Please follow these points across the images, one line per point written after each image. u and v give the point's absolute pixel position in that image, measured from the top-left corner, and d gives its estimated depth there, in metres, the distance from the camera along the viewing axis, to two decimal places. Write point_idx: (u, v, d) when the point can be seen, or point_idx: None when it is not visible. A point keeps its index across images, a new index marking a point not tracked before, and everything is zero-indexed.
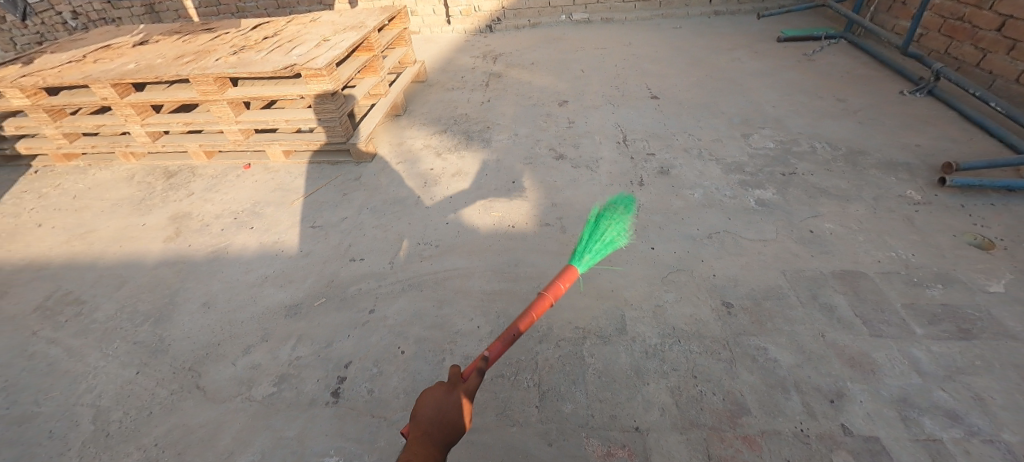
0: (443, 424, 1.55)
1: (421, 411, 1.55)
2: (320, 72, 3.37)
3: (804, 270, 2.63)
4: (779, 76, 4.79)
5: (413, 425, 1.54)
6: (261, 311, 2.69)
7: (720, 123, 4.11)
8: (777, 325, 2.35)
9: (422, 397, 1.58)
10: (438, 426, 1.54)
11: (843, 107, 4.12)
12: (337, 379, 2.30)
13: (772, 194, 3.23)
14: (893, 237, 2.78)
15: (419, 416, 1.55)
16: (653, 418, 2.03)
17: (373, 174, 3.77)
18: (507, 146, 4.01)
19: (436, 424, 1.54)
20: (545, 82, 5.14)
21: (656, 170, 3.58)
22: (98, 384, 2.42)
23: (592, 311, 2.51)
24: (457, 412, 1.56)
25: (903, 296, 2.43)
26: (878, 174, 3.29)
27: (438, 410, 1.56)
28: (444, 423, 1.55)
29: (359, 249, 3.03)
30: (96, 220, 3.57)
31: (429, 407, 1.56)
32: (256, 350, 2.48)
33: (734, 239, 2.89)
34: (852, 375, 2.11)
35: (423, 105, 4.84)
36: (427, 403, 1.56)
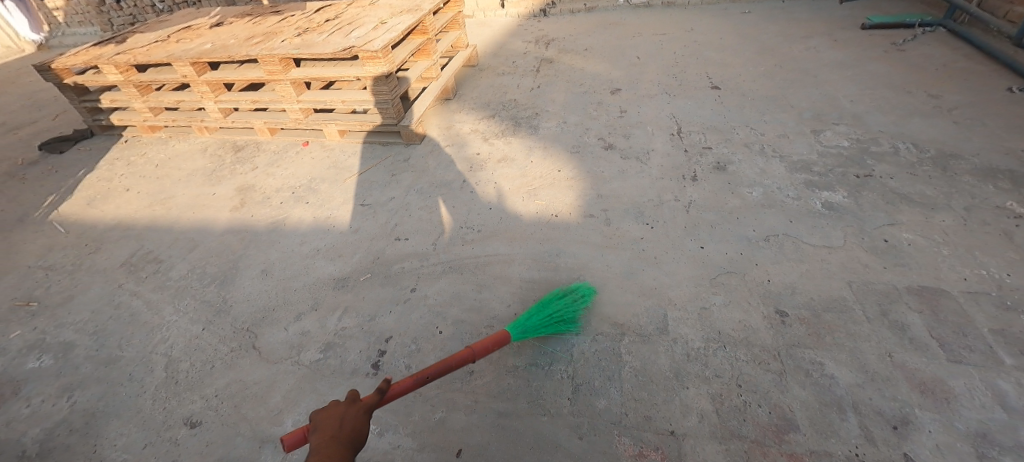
0: (350, 432, 1.46)
1: (326, 422, 1.46)
2: (377, 55, 3.44)
3: (873, 283, 2.40)
4: (861, 68, 4.36)
5: (319, 435, 1.43)
6: (312, 282, 2.83)
7: (788, 118, 3.81)
8: (837, 339, 2.17)
9: (321, 412, 1.49)
10: (343, 432, 1.45)
11: (936, 104, 3.69)
12: (378, 352, 2.39)
13: (843, 197, 2.96)
14: (985, 253, 2.47)
15: (324, 426, 1.45)
16: (691, 424, 1.95)
17: (422, 156, 3.84)
18: (555, 134, 3.95)
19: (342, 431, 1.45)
20: (599, 68, 4.98)
21: (712, 165, 3.39)
22: (170, 336, 2.65)
23: (633, 307, 2.43)
24: (361, 425, 1.49)
25: (992, 321, 2.16)
26: (973, 182, 2.92)
27: (343, 419, 1.48)
28: (350, 433, 1.46)
29: (405, 229, 3.11)
30: (175, 187, 3.90)
31: (332, 421, 1.47)
32: (306, 318, 2.62)
33: (795, 243, 2.69)
34: (922, 402, 1.91)
35: (474, 89, 4.85)
36: (327, 415, 1.48)
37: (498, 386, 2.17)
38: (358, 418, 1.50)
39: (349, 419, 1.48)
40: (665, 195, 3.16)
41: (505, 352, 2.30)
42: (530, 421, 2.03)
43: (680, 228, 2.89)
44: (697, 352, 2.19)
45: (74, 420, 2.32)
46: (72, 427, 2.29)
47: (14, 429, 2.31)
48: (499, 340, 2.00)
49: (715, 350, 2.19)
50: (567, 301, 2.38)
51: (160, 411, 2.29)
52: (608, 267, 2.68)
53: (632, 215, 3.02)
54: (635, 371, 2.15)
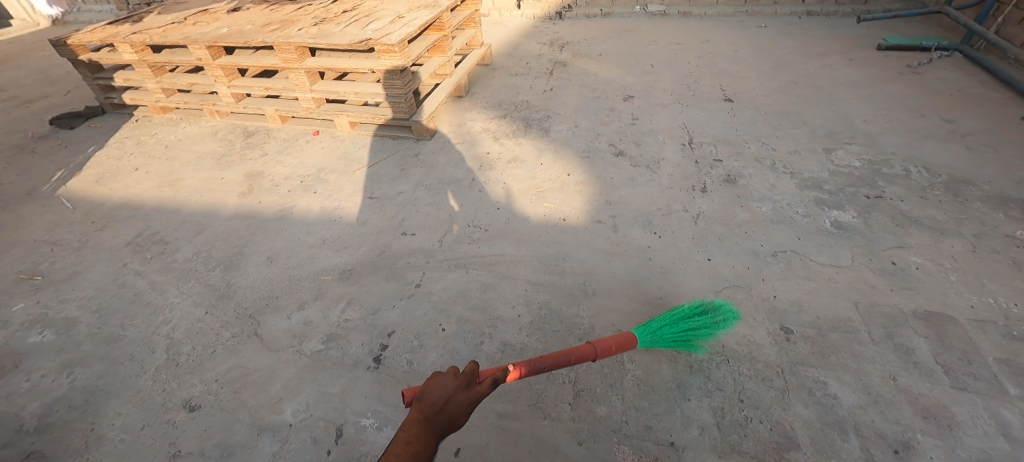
0: (445, 420, 1.38)
1: (432, 397, 1.39)
2: (393, 48, 3.44)
3: (879, 305, 2.40)
4: (875, 88, 4.35)
5: (414, 408, 1.37)
6: (316, 272, 2.83)
7: (801, 134, 3.80)
8: (841, 359, 2.16)
9: (433, 380, 1.43)
10: (441, 416, 1.38)
11: (949, 129, 3.68)
12: (380, 346, 2.39)
13: (852, 217, 2.96)
14: (994, 282, 2.46)
15: (426, 399, 1.39)
16: (691, 436, 1.94)
17: (433, 152, 3.83)
18: (567, 137, 3.94)
19: (439, 413, 1.38)
20: (613, 74, 4.98)
21: (723, 178, 3.38)
22: (172, 318, 2.66)
23: (637, 316, 2.43)
24: (461, 414, 1.41)
25: (998, 350, 2.15)
26: (984, 209, 2.92)
27: (445, 401, 1.40)
28: (446, 419, 1.38)
29: (412, 224, 3.11)
30: (184, 169, 3.91)
31: (440, 396, 1.40)
32: (310, 308, 2.62)
33: (802, 261, 2.68)
34: (925, 427, 1.91)
35: (487, 88, 4.86)
36: (434, 387, 1.41)
37: (500, 387, 2.17)
38: (462, 404, 1.41)
39: (453, 406, 1.40)
40: (674, 205, 3.15)
41: (507, 353, 2.30)
42: (529, 423, 2.03)
43: (688, 238, 2.88)
44: (700, 364, 2.19)
45: (74, 397, 2.32)
46: (71, 403, 2.29)
47: (13, 402, 2.32)
48: (624, 343, 1.96)
49: (717, 364, 2.19)
50: (707, 320, 2.25)
51: (159, 393, 2.29)
52: (614, 273, 2.68)
53: (640, 223, 3.01)
54: (637, 380, 2.15)
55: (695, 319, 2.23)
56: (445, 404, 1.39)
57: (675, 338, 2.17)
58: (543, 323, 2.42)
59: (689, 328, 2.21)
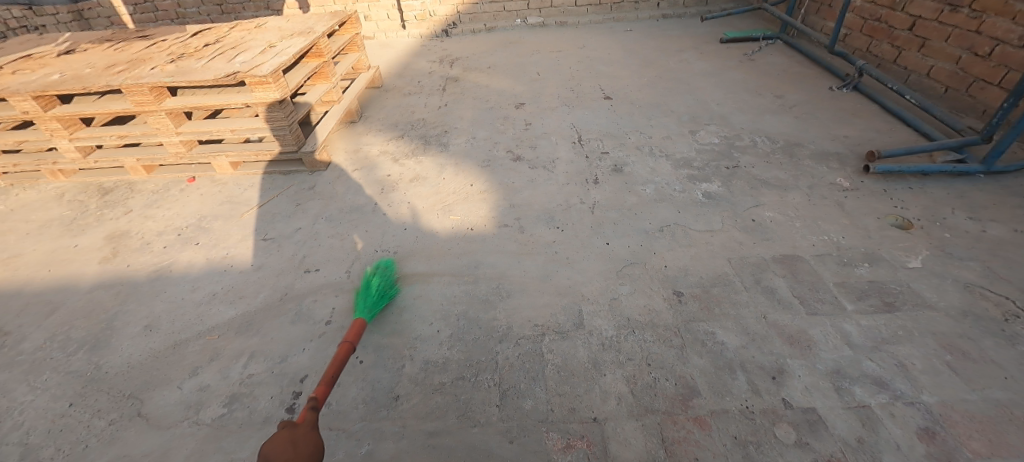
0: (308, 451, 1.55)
1: (277, 449, 1.51)
2: (266, 80, 3.26)
3: (747, 257, 2.78)
4: (723, 76, 5.03)
5: None
6: (207, 330, 2.58)
7: (670, 121, 4.28)
8: (724, 309, 2.48)
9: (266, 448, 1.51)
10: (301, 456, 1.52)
11: (781, 103, 4.38)
12: (292, 395, 2.23)
13: (718, 187, 3.39)
14: (826, 222, 2.98)
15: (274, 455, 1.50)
16: (611, 407, 2.10)
17: (328, 182, 3.68)
18: (465, 149, 4.04)
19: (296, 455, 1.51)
20: (503, 85, 5.19)
21: (611, 168, 3.69)
22: (26, 420, 2.25)
23: (552, 308, 2.56)
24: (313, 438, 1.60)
25: (836, 276, 2.61)
26: (812, 164, 3.52)
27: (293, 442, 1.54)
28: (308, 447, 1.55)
29: (314, 259, 2.95)
30: (22, 243, 3.34)
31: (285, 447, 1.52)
32: (204, 371, 2.38)
33: (684, 231, 3.02)
34: (792, 352, 2.26)
35: (379, 110, 4.79)
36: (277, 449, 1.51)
37: (426, 406, 2.15)
38: (311, 436, 1.59)
39: (303, 440, 1.56)
40: (572, 199, 3.38)
41: (430, 371, 2.28)
42: (460, 435, 2.04)
43: (587, 228, 3.11)
44: (611, 341, 2.37)
45: None
46: None
47: None
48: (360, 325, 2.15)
49: (626, 336, 2.38)
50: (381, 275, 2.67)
51: None
52: (526, 272, 2.79)
53: (544, 221, 3.18)
54: (557, 367, 2.26)
55: (376, 278, 2.61)
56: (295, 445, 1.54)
57: (374, 296, 2.51)
58: (463, 333, 2.45)
59: (375, 287, 2.56)
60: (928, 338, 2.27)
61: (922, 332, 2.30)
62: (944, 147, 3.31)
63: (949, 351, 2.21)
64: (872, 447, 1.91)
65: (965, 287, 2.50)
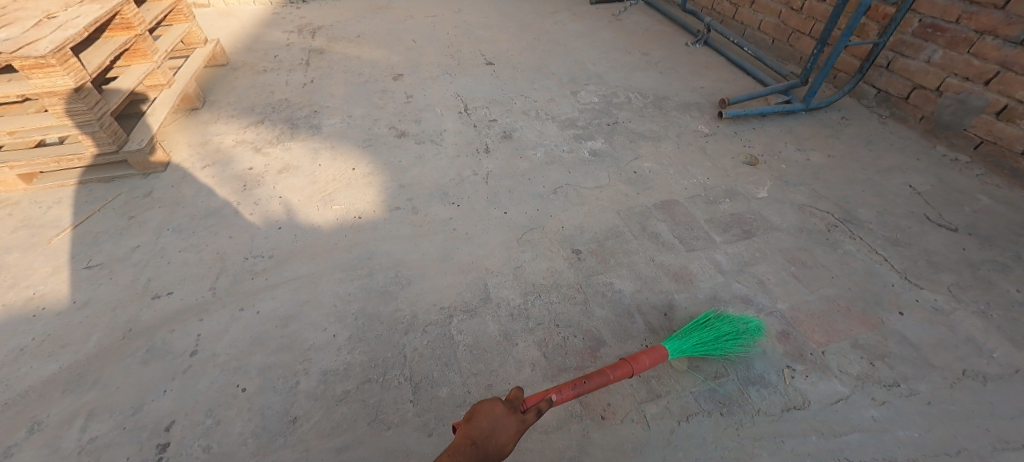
0: (494, 445, 1.52)
1: (481, 421, 1.54)
2: (47, 62, 2.56)
3: (633, 207, 2.96)
4: (595, 35, 5.20)
5: (462, 431, 1.53)
6: (20, 395, 2.04)
7: (552, 84, 4.32)
8: (618, 259, 2.63)
9: (481, 408, 1.57)
10: (489, 443, 1.51)
11: (647, 60, 4.67)
12: (158, 447, 1.89)
13: (602, 144, 3.54)
14: (694, 166, 3.29)
15: (476, 424, 1.54)
16: (526, 375, 2.12)
17: (171, 185, 3.10)
18: (341, 130, 3.67)
19: (485, 437, 1.52)
20: (375, 55, 4.78)
21: (500, 135, 3.64)
22: None
23: (455, 287, 2.48)
24: (510, 439, 1.54)
25: (705, 214, 2.91)
26: (678, 115, 3.83)
27: (493, 429, 1.53)
28: (497, 444, 1.52)
29: (165, 281, 2.48)
30: None
31: (488, 421, 1.54)
32: (23, 449, 1.89)
33: (576, 190, 3.11)
34: (677, 288, 2.47)
35: (228, 93, 4.12)
36: (484, 414, 1.55)
37: (330, 421, 1.97)
38: (512, 431, 1.55)
39: (501, 431, 1.53)
40: (464, 171, 3.27)
41: (331, 381, 2.09)
42: (373, 441, 1.91)
43: (483, 199, 3.04)
44: (519, 309, 2.38)
45: None
46: None
47: None
48: None
49: (533, 302, 2.41)
50: None
51: None
52: (424, 255, 2.66)
53: (437, 198, 3.05)
54: (468, 347, 2.22)
55: None
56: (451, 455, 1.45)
57: None
58: (362, 332, 2.27)
59: None
60: (779, 255, 2.64)
61: (774, 251, 2.67)
62: (775, 90, 3.80)
63: (793, 263, 2.60)
64: (746, 357, 2.19)
65: (801, 208, 2.94)
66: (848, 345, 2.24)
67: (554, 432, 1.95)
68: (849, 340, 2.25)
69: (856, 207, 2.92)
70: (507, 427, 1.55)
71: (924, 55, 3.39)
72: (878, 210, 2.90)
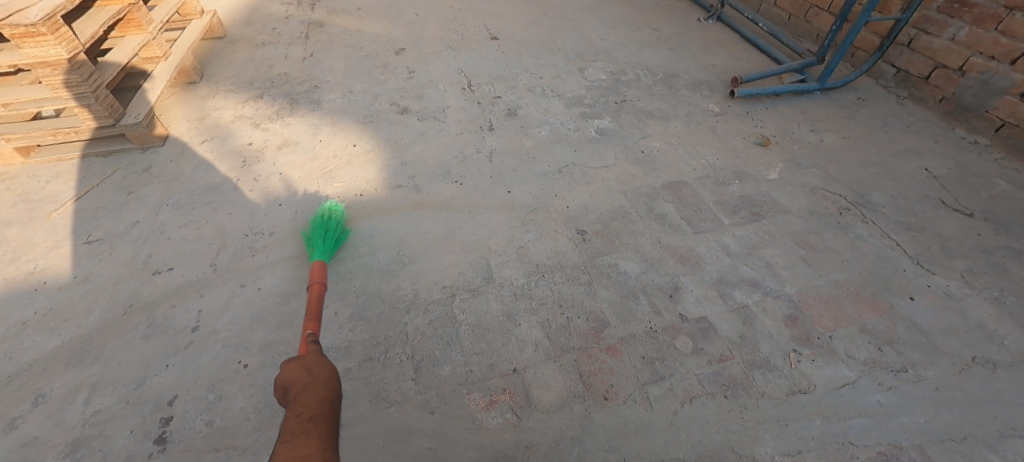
0: (324, 375, 1.51)
1: (295, 376, 1.49)
2: (39, 31, 2.48)
3: (640, 188, 2.90)
4: (604, 10, 5.02)
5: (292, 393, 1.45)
6: (24, 368, 2.05)
7: (558, 60, 4.20)
8: (623, 240, 2.58)
9: (285, 376, 1.50)
10: (318, 378, 1.50)
11: (657, 36, 4.52)
12: (162, 420, 1.89)
13: (609, 122, 3.45)
14: (703, 146, 3.20)
15: (294, 381, 1.48)
16: (528, 355, 2.10)
17: (169, 161, 3.05)
18: (341, 105, 3.59)
19: (313, 380, 1.49)
20: (376, 28, 4.65)
21: (505, 112, 3.55)
22: None
23: (457, 266, 2.45)
24: (326, 365, 1.57)
25: (714, 195, 2.84)
26: (688, 93, 3.72)
27: (308, 371, 1.51)
28: (321, 373, 1.52)
29: (165, 257, 2.46)
30: None
31: (301, 372, 1.50)
32: (28, 421, 1.90)
33: (581, 170, 3.04)
34: (684, 270, 2.43)
35: (226, 67, 4.03)
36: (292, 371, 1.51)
37: None
38: (319, 361, 1.57)
39: (315, 364, 1.55)
40: (467, 149, 3.20)
41: (332, 358, 2.08)
42: (375, 418, 1.91)
43: (486, 178, 2.99)
44: (522, 289, 2.35)
45: None
46: None
47: None
48: None
49: (536, 282, 2.38)
50: None
51: None
52: (425, 233, 2.62)
53: (440, 176, 2.99)
54: (471, 327, 2.20)
55: None
56: (301, 405, 1.38)
57: None
58: (364, 310, 2.25)
59: None
60: (789, 239, 2.59)
61: (784, 234, 2.61)
62: (790, 68, 3.68)
63: (803, 247, 2.55)
64: (752, 341, 2.16)
65: (813, 191, 2.87)
66: (857, 330, 2.20)
67: (555, 411, 1.94)
68: (857, 326, 2.22)
69: (869, 190, 2.85)
70: (316, 363, 1.55)
71: (948, 33, 3.25)
72: (892, 194, 2.82)
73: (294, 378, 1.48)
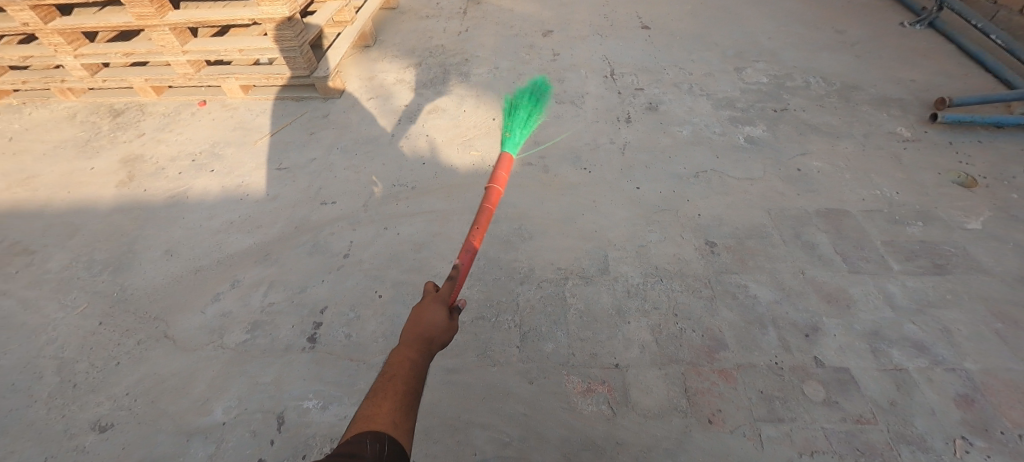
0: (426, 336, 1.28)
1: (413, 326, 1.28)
2: None
3: (789, 209, 2.60)
4: (776, 5, 4.48)
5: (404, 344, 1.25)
6: (226, 257, 2.56)
7: (713, 56, 3.89)
8: (758, 262, 2.35)
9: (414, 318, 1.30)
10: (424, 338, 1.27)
11: (840, 40, 3.92)
12: (312, 325, 2.24)
13: (762, 131, 3.13)
14: (879, 175, 2.75)
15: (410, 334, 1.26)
16: (633, 355, 2.05)
17: (342, 111, 3.51)
18: (487, 80, 3.77)
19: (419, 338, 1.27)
20: (528, 9, 4.75)
21: (645, 106, 3.41)
22: (60, 335, 2.30)
23: (575, 251, 2.47)
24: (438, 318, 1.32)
25: (883, 234, 2.44)
26: (869, 111, 3.20)
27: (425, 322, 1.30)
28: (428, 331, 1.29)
29: (330, 192, 2.86)
30: (39, 163, 3.25)
31: (420, 321, 1.29)
32: (225, 298, 2.39)
33: (721, 178, 2.82)
34: (828, 311, 2.15)
35: (395, 34, 4.46)
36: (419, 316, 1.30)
37: None
38: (435, 312, 1.33)
39: (428, 319, 1.30)
40: (600, 138, 3.16)
41: None
42: (479, 373, 2.04)
43: (616, 170, 2.92)
44: (637, 288, 2.29)
45: None
46: None
47: None
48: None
49: (652, 284, 2.30)
50: None
51: (58, 420, 2.02)
52: (548, 214, 2.67)
53: (569, 160, 3.00)
54: (580, 312, 2.21)
55: None
56: (391, 365, 1.18)
57: None
58: (482, 272, 2.39)
59: None
60: (978, 304, 2.13)
61: (972, 297, 2.15)
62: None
63: (999, 318, 2.08)
64: (904, 410, 1.84)
65: None
66: None
67: (654, 418, 1.88)
68: None
69: None
70: (434, 311, 1.33)
71: None
72: None
73: (405, 330, 1.28)
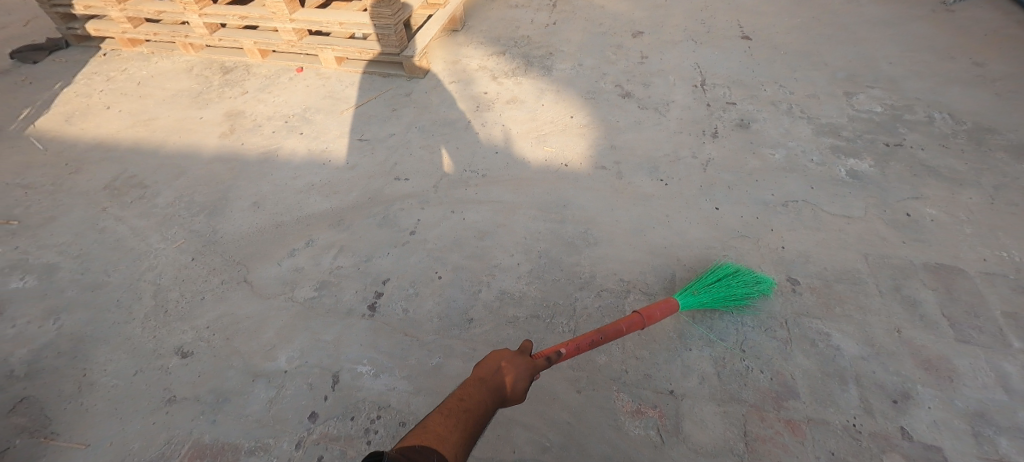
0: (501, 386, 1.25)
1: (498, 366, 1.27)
2: None
3: (890, 257, 2.33)
4: (902, 27, 4.01)
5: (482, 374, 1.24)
6: (304, 217, 2.70)
7: (820, 77, 3.56)
8: (846, 310, 2.13)
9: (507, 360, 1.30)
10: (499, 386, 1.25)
11: (977, 73, 3.44)
12: (374, 294, 2.31)
13: (868, 166, 2.82)
14: (1008, 235, 2.39)
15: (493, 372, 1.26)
16: (691, 384, 1.93)
17: (425, 91, 3.58)
18: (569, 76, 3.69)
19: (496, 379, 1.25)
20: (622, 7, 4.59)
21: (735, 122, 3.19)
22: (159, 264, 2.54)
23: (640, 266, 2.36)
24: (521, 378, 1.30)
25: (1005, 303, 2.12)
26: (1005, 159, 2.79)
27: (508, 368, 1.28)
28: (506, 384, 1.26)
29: (404, 169, 2.93)
30: (159, 107, 3.60)
31: (506, 366, 1.28)
32: (299, 255, 2.52)
33: (813, 211, 2.57)
34: (925, 378, 1.90)
35: (483, 21, 4.48)
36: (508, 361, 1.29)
37: (497, 336, 2.12)
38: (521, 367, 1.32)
39: (513, 371, 1.29)
40: (682, 150, 2.99)
41: (505, 302, 2.24)
42: None
43: (695, 187, 2.75)
44: (702, 315, 2.15)
45: (61, 344, 2.25)
46: (58, 350, 2.22)
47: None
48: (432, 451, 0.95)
49: (720, 314, 2.15)
50: None
51: (148, 340, 2.23)
52: (617, 222, 2.57)
53: (646, 170, 2.87)
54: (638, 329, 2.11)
55: None
56: (465, 389, 1.18)
57: None
58: (542, 271, 2.35)
59: None
60: None
61: None
62: None
63: None
64: None
65: None
66: None
67: (705, 455, 1.76)
68: None
69: None
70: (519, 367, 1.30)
71: None
72: None
73: (488, 363, 1.28)
